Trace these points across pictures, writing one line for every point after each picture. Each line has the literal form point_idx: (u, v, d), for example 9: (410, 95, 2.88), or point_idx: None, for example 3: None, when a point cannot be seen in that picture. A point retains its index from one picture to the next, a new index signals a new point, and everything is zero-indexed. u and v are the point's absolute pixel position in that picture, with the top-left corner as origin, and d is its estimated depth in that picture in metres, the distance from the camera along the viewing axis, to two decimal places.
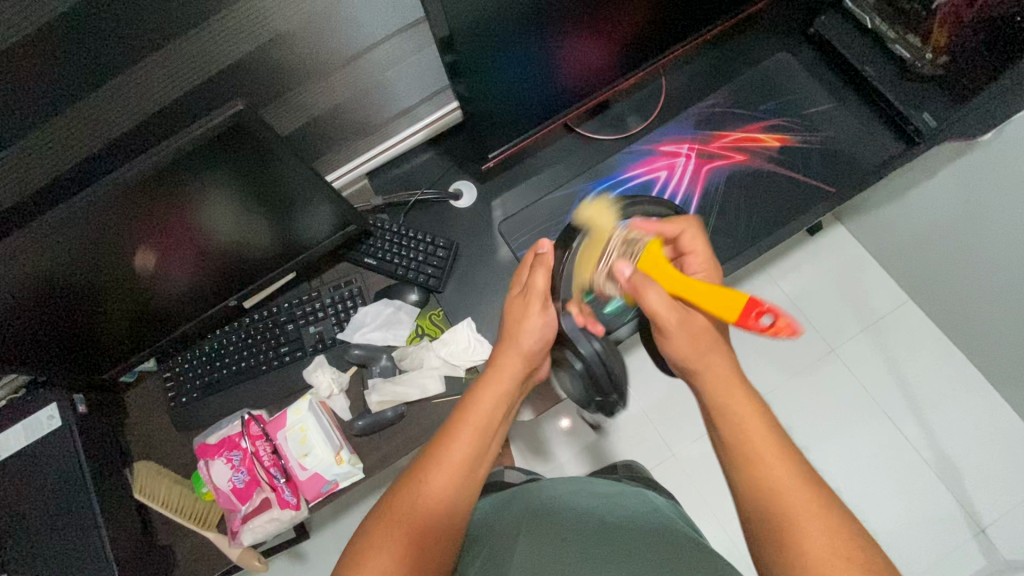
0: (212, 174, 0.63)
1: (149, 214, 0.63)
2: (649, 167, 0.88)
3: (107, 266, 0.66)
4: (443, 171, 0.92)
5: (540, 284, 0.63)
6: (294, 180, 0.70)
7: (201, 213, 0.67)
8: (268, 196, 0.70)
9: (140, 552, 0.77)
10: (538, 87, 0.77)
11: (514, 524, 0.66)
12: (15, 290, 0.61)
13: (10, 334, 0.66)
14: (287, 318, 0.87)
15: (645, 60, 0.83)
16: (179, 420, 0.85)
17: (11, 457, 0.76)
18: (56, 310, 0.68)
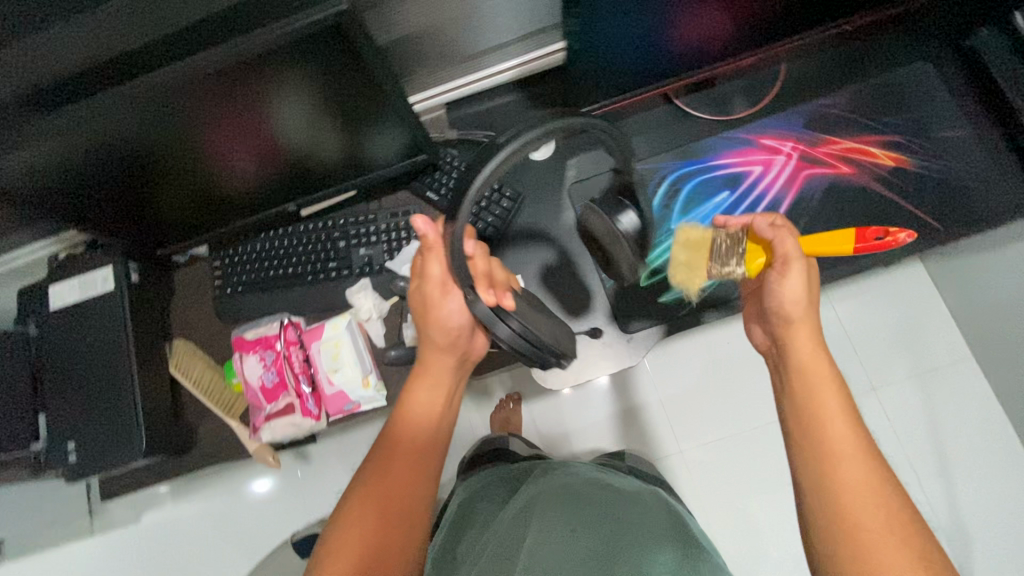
0: (286, 76, 0.60)
1: (215, 107, 0.62)
2: (744, 158, 0.82)
3: (170, 148, 0.66)
4: (524, 117, 0.87)
5: (433, 271, 0.62)
6: (372, 94, 0.67)
7: (268, 113, 0.66)
8: (341, 106, 0.68)
9: (166, 424, 0.81)
10: (645, 47, 0.71)
11: (528, 503, 0.65)
12: (80, 151, 0.61)
13: (72, 190, 0.67)
14: (340, 236, 0.86)
15: (773, 40, 0.75)
16: (220, 309, 0.87)
17: (65, 306, 0.80)
18: (116, 178, 0.68)
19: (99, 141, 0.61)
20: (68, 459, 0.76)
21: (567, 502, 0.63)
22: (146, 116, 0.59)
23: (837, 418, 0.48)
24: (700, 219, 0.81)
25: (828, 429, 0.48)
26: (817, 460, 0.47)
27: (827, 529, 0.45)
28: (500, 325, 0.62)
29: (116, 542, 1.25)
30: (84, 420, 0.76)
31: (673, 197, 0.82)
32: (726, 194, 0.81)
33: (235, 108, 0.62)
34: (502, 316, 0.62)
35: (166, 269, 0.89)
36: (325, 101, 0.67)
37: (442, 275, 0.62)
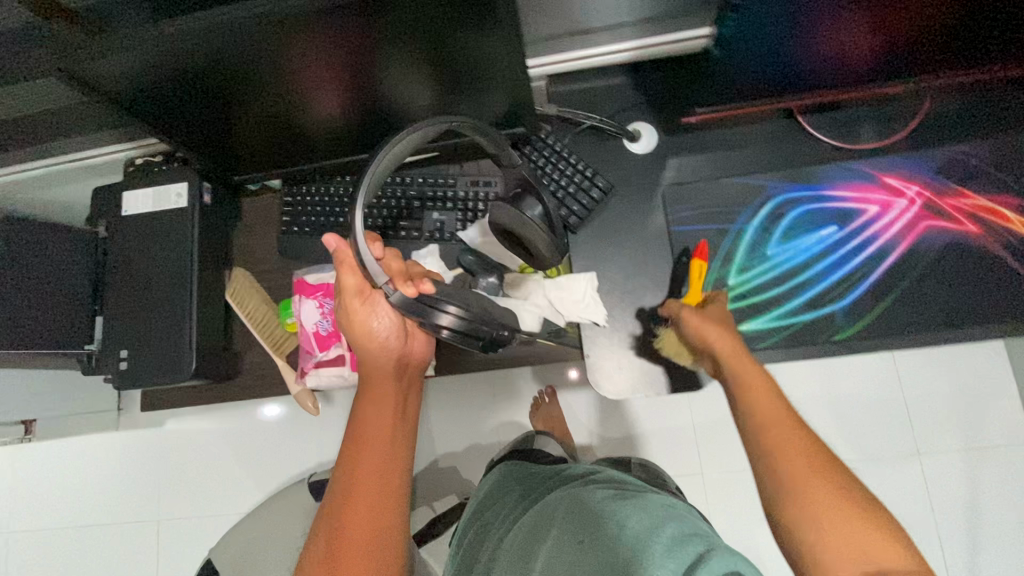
0: (405, 20, 0.57)
1: (325, 40, 0.59)
2: (862, 194, 0.75)
3: (268, 74, 0.64)
4: (629, 104, 0.80)
5: (347, 282, 0.62)
6: (486, 54, 0.63)
7: (374, 56, 0.62)
8: (449, 63, 0.64)
9: (215, 350, 0.81)
10: (795, 51, 0.65)
11: (544, 518, 0.63)
12: (183, 62, 0.59)
13: (167, 99, 0.65)
14: (416, 195, 0.83)
15: (942, 70, 0.66)
16: (283, 245, 0.86)
17: (136, 215, 0.79)
18: (211, 96, 0.66)
19: (204, 55, 0.59)
20: (118, 366, 0.76)
21: (585, 511, 0.60)
22: (255, 36, 0.57)
23: (766, 395, 0.57)
24: (798, 250, 0.75)
25: (761, 415, 0.55)
26: (762, 442, 0.54)
27: (782, 502, 0.50)
28: (439, 316, 0.57)
29: (143, 442, 1.29)
30: (139, 331, 0.77)
31: (775, 221, 0.76)
32: (834, 230, 0.75)
33: (339, 45, 0.60)
34: (436, 304, 0.57)
35: (235, 195, 0.88)
36: (432, 56, 0.63)
37: (357, 283, 0.63)
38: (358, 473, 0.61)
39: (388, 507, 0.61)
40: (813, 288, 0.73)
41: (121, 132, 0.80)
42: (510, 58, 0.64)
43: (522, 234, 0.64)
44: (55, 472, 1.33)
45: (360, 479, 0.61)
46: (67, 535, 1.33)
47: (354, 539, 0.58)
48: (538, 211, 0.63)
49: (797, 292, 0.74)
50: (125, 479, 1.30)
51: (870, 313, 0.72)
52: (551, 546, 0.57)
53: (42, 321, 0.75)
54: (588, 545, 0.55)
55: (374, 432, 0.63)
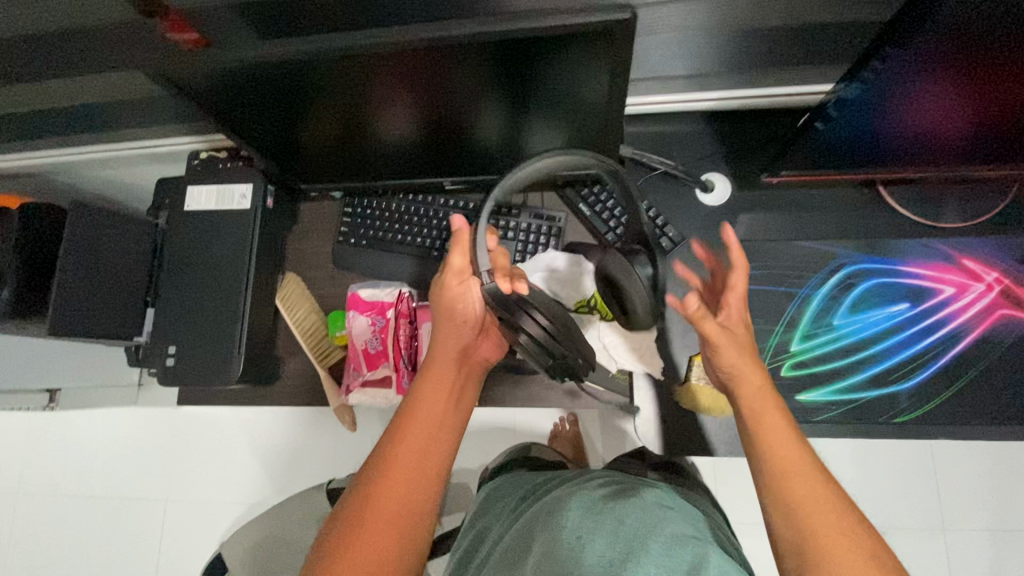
0: (507, 61, 0.56)
1: (420, 70, 0.58)
2: (938, 274, 0.73)
3: (354, 93, 0.63)
4: (704, 153, 0.79)
5: (454, 261, 0.62)
6: (578, 97, 0.62)
7: (465, 88, 0.62)
8: (538, 100, 0.63)
9: (259, 353, 0.80)
10: (894, 130, 0.63)
11: (543, 515, 0.54)
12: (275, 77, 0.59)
13: (248, 106, 0.65)
14: (478, 221, 0.82)
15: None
16: (338, 255, 0.85)
17: (197, 211, 0.79)
18: (292, 106, 0.66)
19: (300, 71, 0.58)
20: (164, 361, 0.76)
21: (578, 506, 0.52)
22: (353, 59, 0.56)
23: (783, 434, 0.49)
24: (866, 323, 0.73)
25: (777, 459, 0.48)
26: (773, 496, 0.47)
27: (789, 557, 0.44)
28: (525, 319, 0.58)
29: (163, 424, 1.29)
30: (189, 328, 0.76)
31: (845, 292, 0.74)
32: (905, 307, 0.73)
33: (438, 74, 0.59)
34: (526, 308, 0.58)
35: (294, 198, 0.87)
36: (527, 94, 0.63)
37: (462, 267, 0.63)
38: (403, 442, 0.57)
39: (424, 489, 0.56)
40: (878, 366, 0.71)
41: (193, 127, 0.80)
42: (603, 107, 0.63)
43: (622, 283, 0.66)
44: (74, 443, 1.34)
45: (404, 449, 0.57)
46: (77, 508, 1.33)
47: (384, 509, 0.53)
48: (647, 273, 0.65)
49: (861, 367, 0.72)
50: (140, 459, 1.30)
51: (935, 399, 0.70)
52: (540, 550, 0.49)
53: (97, 308, 0.74)
54: (582, 547, 0.47)
55: (425, 407, 0.61)
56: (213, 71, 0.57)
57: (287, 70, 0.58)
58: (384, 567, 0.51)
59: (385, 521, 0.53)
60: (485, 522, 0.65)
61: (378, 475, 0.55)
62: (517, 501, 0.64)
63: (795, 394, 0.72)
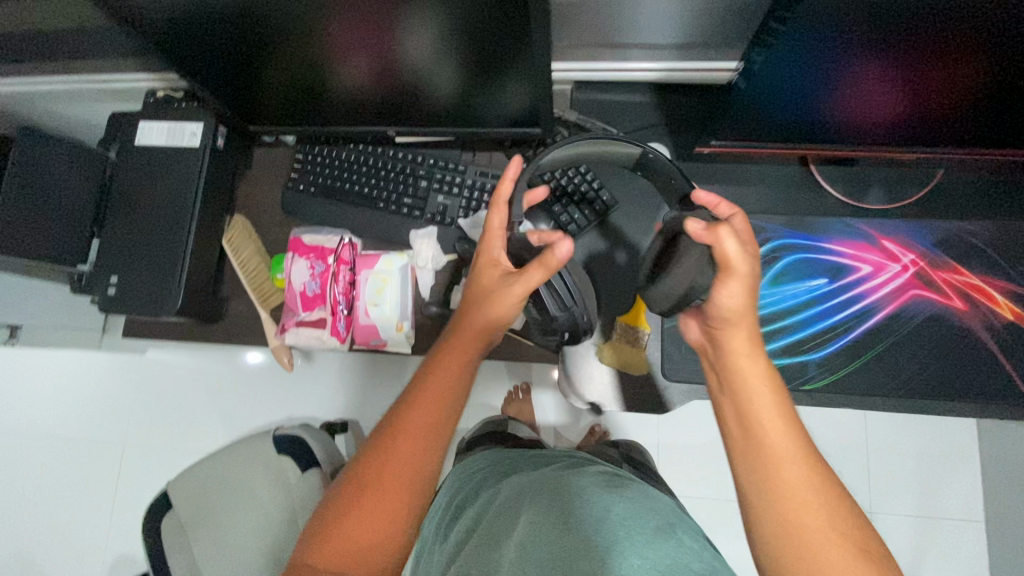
0: (440, 6, 0.57)
1: (356, 10, 0.59)
2: (858, 253, 0.76)
3: (296, 33, 0.64)
4: (648, 123, 0.81)
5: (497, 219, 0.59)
6: (514, 51, 0.63)
7: (404, 34, 0.63)
8: (476, 52, 0.64)
9: (203, 290, 0.82)
10: (821, 102, 0.65)
11: (530, 487, 0.56)
12: (213, 8, 0.60)
13: (190, 41, 0.66)
14: (424, 175, 0.84)
15: (951, 145, 0.67)
16: (286, 202, 0.87)
17: (148, 146, 0.80)
18: (235, 46, 0.67)
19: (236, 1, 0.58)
20: (105, 290, 0.77)
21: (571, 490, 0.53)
22: None
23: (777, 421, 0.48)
24: (787, 295, 0.75)
25: (776, 451, 0.47)
26: (766, 488, 0.46)
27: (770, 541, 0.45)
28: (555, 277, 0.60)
29: (122, 368, 1.31)
30: (132, 260, 0.78)
31: (768, 264, 0.76)
32: (824, 281, 0.75)
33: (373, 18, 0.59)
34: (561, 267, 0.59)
35: (250, 144, 0.89)
36: (467, 44, 0.63)
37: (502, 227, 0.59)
38: (415, 408, 0.55)
39: (432, 451, 0.54)
40: (792, 336, 0.74)
41: (147, 64, 0.81)
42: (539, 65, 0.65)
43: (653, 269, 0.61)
44: (31, 385, 1.35)
45: (416, 415, 0.55)
46: (36, 445, 1.35)
47: (394, 472, 0.52)
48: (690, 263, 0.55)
49: (777, 337, 0.74)
50: (98, 403, 1.32)
51: (843, 370, 0.73)
52: (528, 521, 0.50)
53: (40, 236, 0.76)
54: (573, 529, 0.48)
55: (444, 376, 0.57)
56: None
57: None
58: (391, 528, 0.51)
59: (395, 485, 0.52)
60: (462, 490, 0.65)
61: (391, 436, 0.54)
62: (495, 471, 0.65)
63: None
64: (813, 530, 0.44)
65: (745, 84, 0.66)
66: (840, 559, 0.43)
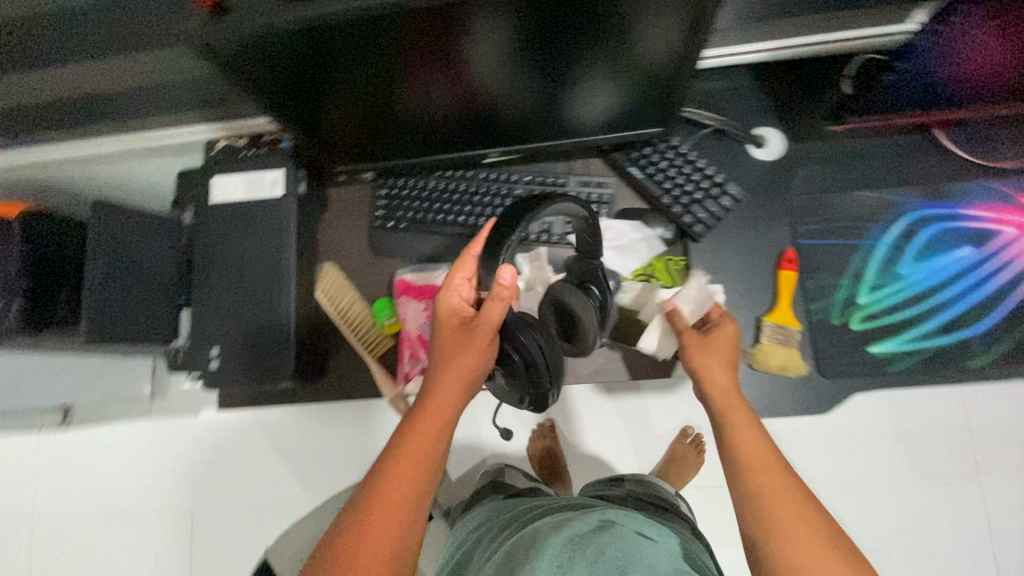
0: (543, 13, 0.53)
1: (449, 28, 0.54)
2: (999, 216, 0.72)
3: (377, 66, 0.60)
4: (755, 108, 0.76)
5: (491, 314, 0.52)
6: (617, 49, 0.59)
7: (494, 46, 0.58)
8: (576, 55, 0.60)
9: (305, 350, 0.76)
10: (950, 66, 0.62)
11: (523, 541, 0.50)
12: (296, 46, 0.55)
13: (273, 84, 0.60)
14: (521, 194, 0.79)
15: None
16: (376, 242, 0.82)
17: (227, 203, 0.74)
18: (318, 85, 0.62)
19: (324, 36, 0.53)
20: (208, 365, 0.71)
21: (559, 534, 0.48)
22: (383, 23, 0.53)
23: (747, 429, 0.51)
24: (934, 269, 0.71)
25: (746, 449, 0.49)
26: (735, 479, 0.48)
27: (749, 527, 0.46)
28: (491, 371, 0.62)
29: (191, 447, 1.09)
30: (231, 329, 0.72)
31: (907, 240, 0.72)
32: (970, 251, 0.71)
33: (467, 35, 0.55)
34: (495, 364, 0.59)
35: (325, 186, 0.83)
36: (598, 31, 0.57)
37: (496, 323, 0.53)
38: (392, 481, 0.49)
39: (412, 532, 0.48)
40: (947, 312, 0.70)
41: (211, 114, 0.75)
42: (651, 59, 0.60)
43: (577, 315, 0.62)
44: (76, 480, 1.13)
45: (390, 503, 0.48)
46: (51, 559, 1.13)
47: (369, 571, 0.45)
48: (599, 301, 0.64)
49: (932, 315, 0.70)
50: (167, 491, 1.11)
51: (1008, 341, 0.69)
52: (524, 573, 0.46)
53: (133, 312, 0.70)
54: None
55: (417, 446, 0.51)
56: (258, 36, 0.52)
57: (349, 18, 0.51)
58: None
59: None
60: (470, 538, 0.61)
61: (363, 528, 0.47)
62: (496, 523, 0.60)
63: (866, 346, 0.70)
64: (782, 516, 0.45)
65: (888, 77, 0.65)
66: (792, 519, 0.45)
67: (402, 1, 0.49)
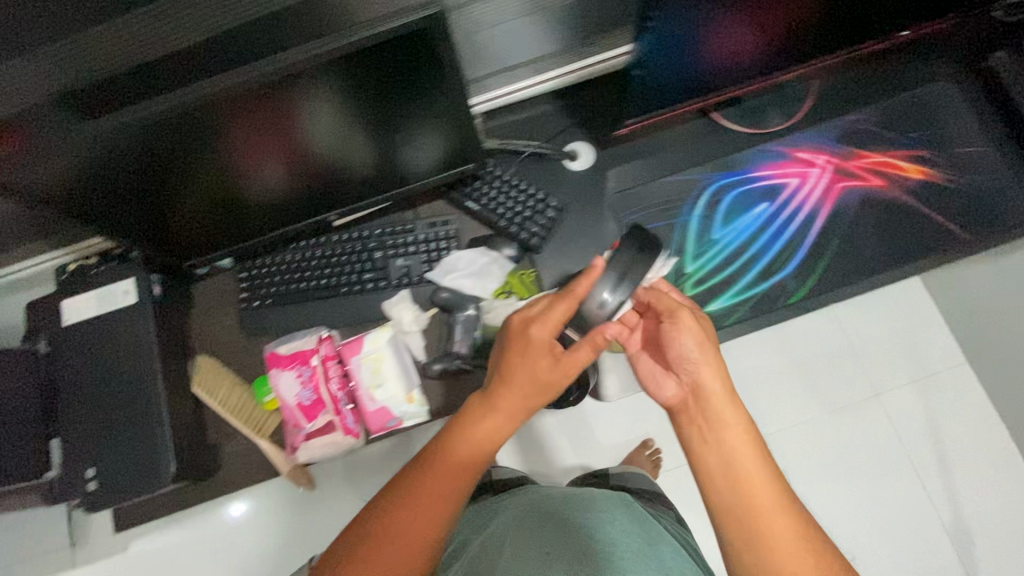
0: (337, 86, 0.60)
1: (262, 112, 0.60)
2: (781, 170, 0.83)
3: (205, 158, 0.64)
4: (562, 127, 0.85)
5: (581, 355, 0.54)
6: (419, 105, 0.66)
7: (309, 121, 0.64)
8: (385, 114, 0.66)
9: (191, 446, 0.76)
10: (682, 68, 0.72)
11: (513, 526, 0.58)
12: (109, 155, 0.58)
13: (99, 198, 0.63)
14: (375, 246, 0.83)
15: (827, 51, 0.77)
16: (247, 322, 0.83)
17: (80, 323, 0.75)
18: (148, 188, 0.65)
19: (136, 141, 0.57)
20: (86, 488, 0.70)
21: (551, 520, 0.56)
22: (190, 120, 0.57)
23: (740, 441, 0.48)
24: (740, 228, 0.81)
25: (745, 473, 0.46)
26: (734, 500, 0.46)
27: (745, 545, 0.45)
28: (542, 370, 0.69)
29: None
30: (104, 445, 0.71)
31: (714, 208, 0.82)
32: (766, 206, 0.82)
33: (282, 116, 0.61)
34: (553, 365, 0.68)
35: (187, 282, 0.84)
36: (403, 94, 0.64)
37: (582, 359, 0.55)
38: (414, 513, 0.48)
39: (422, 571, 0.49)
40: (761, 262, 0.80)
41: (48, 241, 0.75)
42: (449, 108, 0.68)
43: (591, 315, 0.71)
44: None
45: (399, 542, 0.48)
46: None
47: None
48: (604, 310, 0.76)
49: (748, 267, 0.80)
50: None
51: (815, 274, 0.79)
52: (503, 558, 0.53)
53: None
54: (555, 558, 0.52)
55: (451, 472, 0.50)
56: (88, 140, 0.55)
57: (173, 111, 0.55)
58: None
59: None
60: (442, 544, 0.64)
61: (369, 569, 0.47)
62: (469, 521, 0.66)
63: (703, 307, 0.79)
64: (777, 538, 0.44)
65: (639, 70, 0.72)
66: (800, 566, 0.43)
67: (191, 96, 0.54)
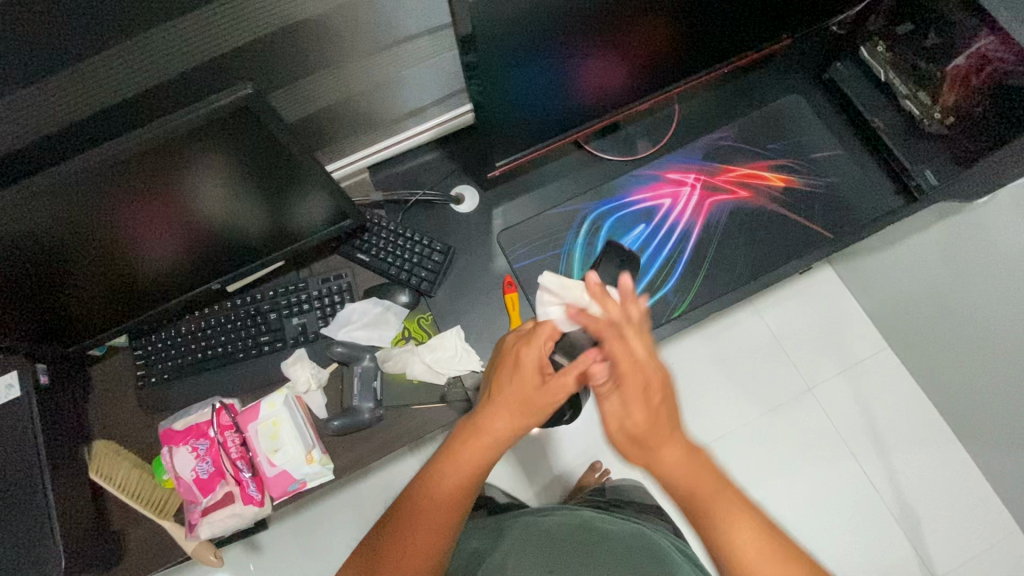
0: (206, 159, 0.61)
1: (142, 192, 0.60)
2: (655, 193, 0.87)
3: (87, 243, 0.64)
4: (446, 173, 0.88)
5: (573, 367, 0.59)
6: (295, 169, 0.67)
7: (190, 195, 0.65)
8: (262, 179, 0.67)
9: (89, 536, 0.73)
10: (539, 105, 0.74)
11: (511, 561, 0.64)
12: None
13: None
14: (270, 307, 0.83)
15: (678, 79, 0.82)
16: (147, 400, 0.82)
17: None
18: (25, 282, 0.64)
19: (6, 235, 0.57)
20: None
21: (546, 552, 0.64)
22: (59, 208, 0.58)
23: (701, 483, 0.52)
24: None
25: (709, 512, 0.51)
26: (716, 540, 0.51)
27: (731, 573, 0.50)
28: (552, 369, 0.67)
29: None
30: None
31: (594, 235, 0.86)
32: (643, 227, 0.86)
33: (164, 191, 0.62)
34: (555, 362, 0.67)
35: (81, 366, 0.83)
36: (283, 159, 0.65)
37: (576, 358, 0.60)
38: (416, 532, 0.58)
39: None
40: (644, 280, 0.83)
41: None
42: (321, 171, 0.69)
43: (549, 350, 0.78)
44: None
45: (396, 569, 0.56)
46: None
47: None
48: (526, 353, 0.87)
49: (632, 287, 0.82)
50: None
51: (694, 286, 0.83)
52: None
53: None
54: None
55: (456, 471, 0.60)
56: None
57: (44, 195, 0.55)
58: None
59: None
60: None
61: None
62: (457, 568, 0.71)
63: None
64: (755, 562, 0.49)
65: (488, 109, 0.70)
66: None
67: (48, 185, 0.54)
